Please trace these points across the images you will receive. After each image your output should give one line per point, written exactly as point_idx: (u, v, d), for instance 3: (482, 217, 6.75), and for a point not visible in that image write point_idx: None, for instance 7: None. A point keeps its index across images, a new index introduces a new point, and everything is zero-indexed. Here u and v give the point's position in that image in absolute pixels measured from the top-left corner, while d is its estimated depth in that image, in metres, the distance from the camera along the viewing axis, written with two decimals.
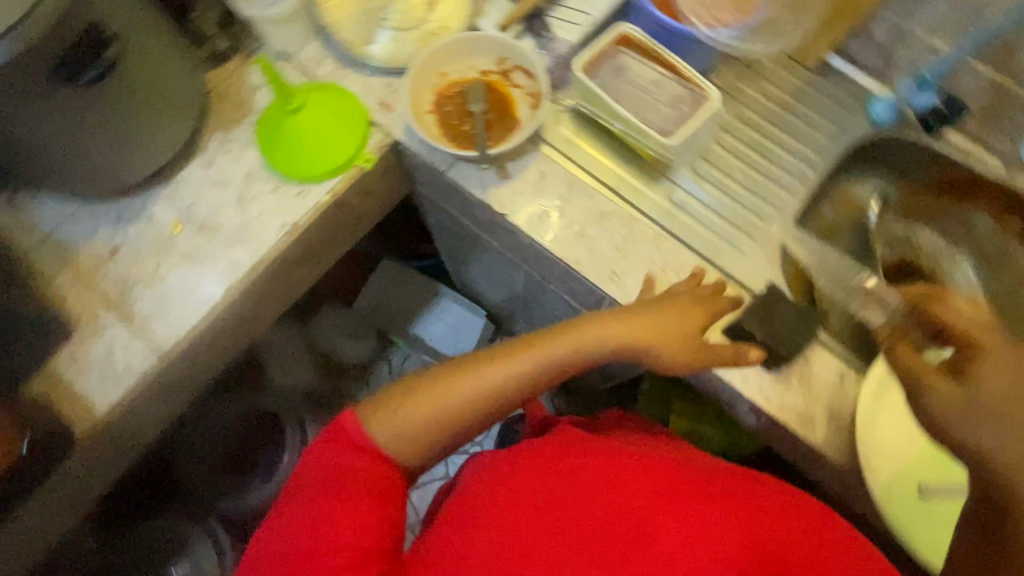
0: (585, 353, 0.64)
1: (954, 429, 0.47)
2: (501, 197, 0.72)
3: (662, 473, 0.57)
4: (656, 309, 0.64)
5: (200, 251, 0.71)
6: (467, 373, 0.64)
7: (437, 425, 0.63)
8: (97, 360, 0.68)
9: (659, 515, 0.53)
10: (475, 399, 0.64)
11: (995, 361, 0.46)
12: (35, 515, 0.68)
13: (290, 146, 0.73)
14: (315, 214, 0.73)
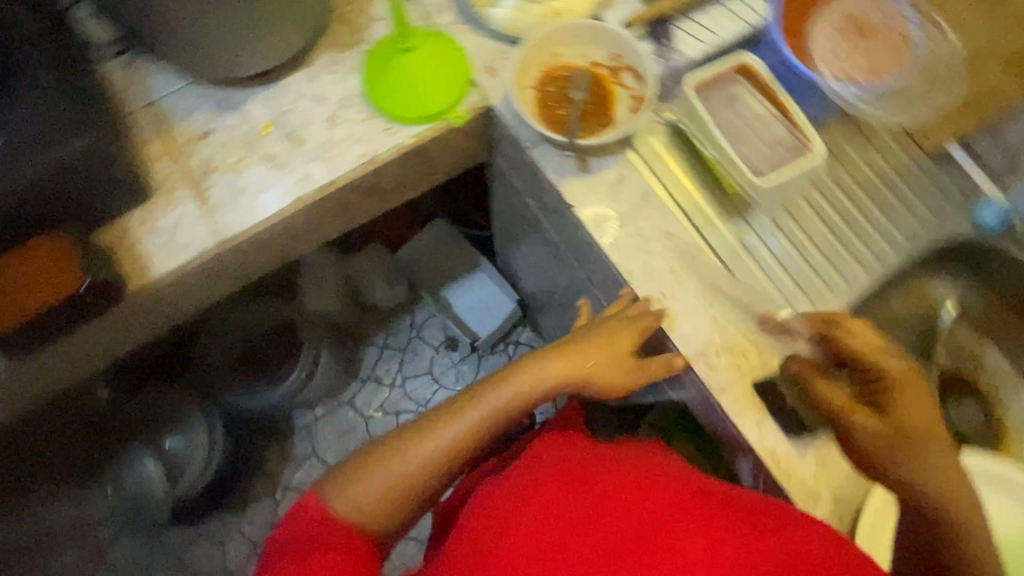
0: (535, 391, 0.68)
1: (881, 452, 0.59)
2: (574, 189, 0.71)
3: (678, 490, 0.56)
4: (585, 341, 0.70)
5: (281, 157, 0.74)
6: (431, 430, 0.67)
7: (419, 475, 0.65)
8: (164, 228, 0.72)
9: (681, 531, 0.52)
10: (446, 443, 0.66)
11: (902, 389, 0.58)
12: (71, 349, 0.74)
13: (390, 82, 0.75)
14: (394, 153, 0.74)
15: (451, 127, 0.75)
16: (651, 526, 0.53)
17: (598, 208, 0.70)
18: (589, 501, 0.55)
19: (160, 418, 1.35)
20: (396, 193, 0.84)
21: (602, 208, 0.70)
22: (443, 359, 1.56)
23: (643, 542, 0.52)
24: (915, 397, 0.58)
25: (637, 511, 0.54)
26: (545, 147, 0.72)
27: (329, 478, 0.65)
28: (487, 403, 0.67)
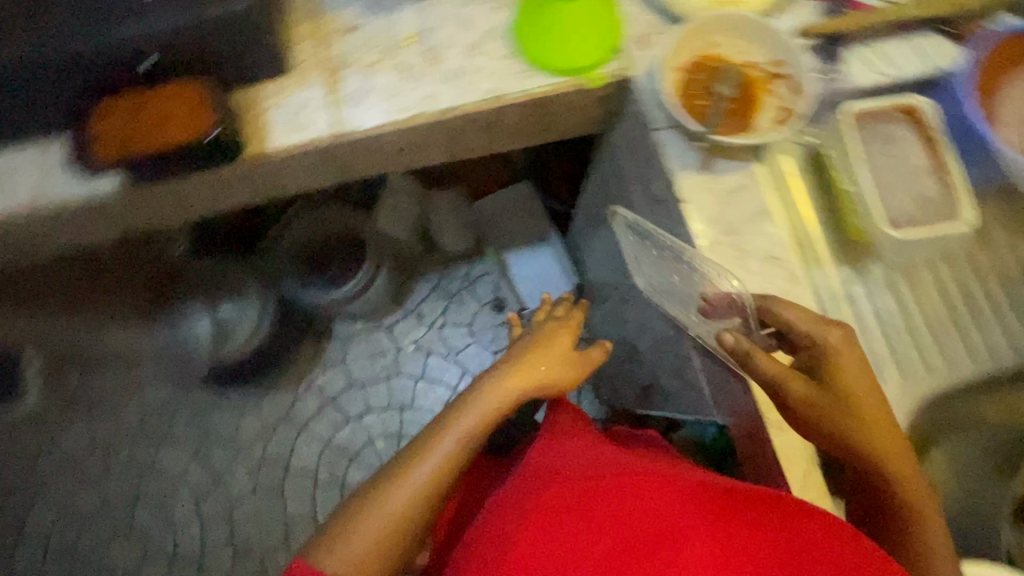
0: (505, 403, 0.70)
1: (821, 422, 0.59)
2: (690, 183, 0.68)
3: (669, 482, 0.57)
4: (532, 355, 0.76)
5: (413, 69, 0.73)
6: (420, 461, 0.64)
7: (421, 504, 0.62)
8: (289, 106, 0.73)
9: (679, 519, 0.52)
10: (438, 465, 0.64)
11: (840, 359, 0.59)
12: (175, 193, 0.78)
13: (541, 24, 0.71)
14: (525, 98, 0.73)
15: (585, 88, 0.73)
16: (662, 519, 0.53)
17: (710, 212, 0.67)
18: (600, 497, 0.56)
19: (225, 287, 1.48)
20: (510, 138, 0.83)
21: (713, 213, 0.67)
22: (486, 316, 1.63)
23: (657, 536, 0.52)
24: (841, 358, 0.59)
25: (646, 502, 0.55)
26: (673, 136, 0.70)
27: (312, 543, 0.61)
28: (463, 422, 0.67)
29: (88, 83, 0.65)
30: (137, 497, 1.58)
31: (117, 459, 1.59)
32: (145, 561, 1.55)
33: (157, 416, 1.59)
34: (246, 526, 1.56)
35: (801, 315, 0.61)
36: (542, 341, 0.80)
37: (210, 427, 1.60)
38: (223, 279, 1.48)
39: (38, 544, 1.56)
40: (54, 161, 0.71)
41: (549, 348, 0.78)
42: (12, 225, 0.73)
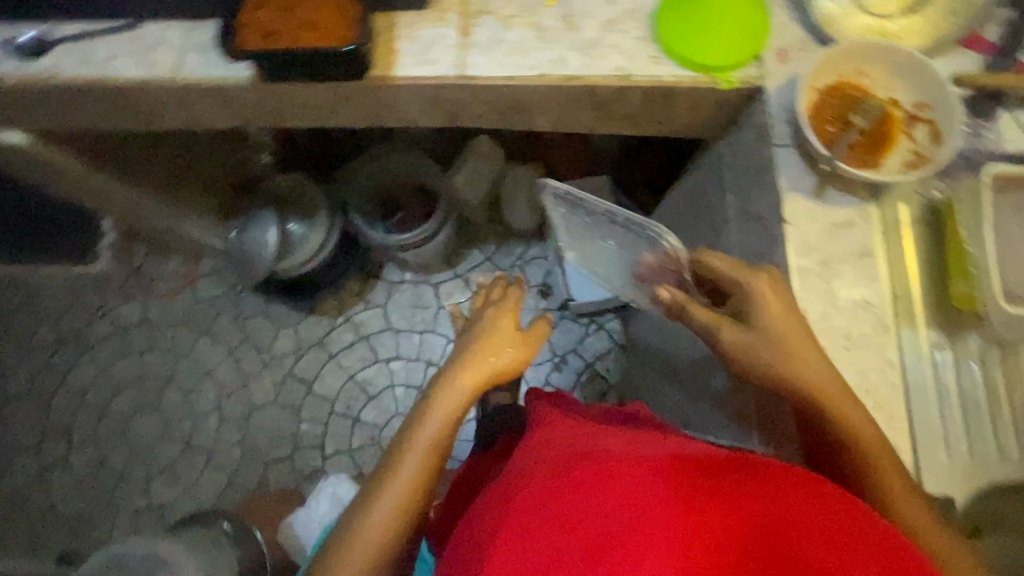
0: (459, 401, 0.75)
1: (751, 361, 0.63)
2: (798, 207, 0.66)
3: (639, 463, 0.50)
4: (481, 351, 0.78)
5: (549, 31, 0.73)
6: (397, 477, 0.72)
7: (411, 504, 0.72)
8: (420, 38, 0.74)
9: (651, 510, 0.45)
10: (416, 475, 0.72)
11: (768, 303, 0.62)
12: (290, 101, 0.80)
13: (689, 20, 0.70)
14: (651, 84, 0.71)
15: (713, 88, 0.71)
16: (621, 514, 0.45)
17: (810, 239, 0.65)
18: (555, 491, 0.48)
19: (290, 204, 1.45)
20: (618, 123, 0.82)
21: (812, 241, 0.65)
22: (530, 299, 1.67)
23: (624, 535, 0.44)
24: (762, 300, 0.62)
25: (602, 491, 0.47)
26: (790, 154, 0.68)
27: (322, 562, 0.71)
28: (423, 429, 0.73)
29: None
30: (169, 379, 1.68)
31: (162, 339, 1.71)
32: (161, 439, 1.64)
33: (213, 307, 1.71)
34: (258, 433, 1.63)
35: (727, 263, 0.65)
36: (478, 331, 0.80)
37: (251, 332, 1.69)
38: (289, 195, 1.45)
39: (74, 396, 1.68)
40: (200, 39, 0.75)
41: (488, 335, 0.79)
42: (146, 92, 0.77)
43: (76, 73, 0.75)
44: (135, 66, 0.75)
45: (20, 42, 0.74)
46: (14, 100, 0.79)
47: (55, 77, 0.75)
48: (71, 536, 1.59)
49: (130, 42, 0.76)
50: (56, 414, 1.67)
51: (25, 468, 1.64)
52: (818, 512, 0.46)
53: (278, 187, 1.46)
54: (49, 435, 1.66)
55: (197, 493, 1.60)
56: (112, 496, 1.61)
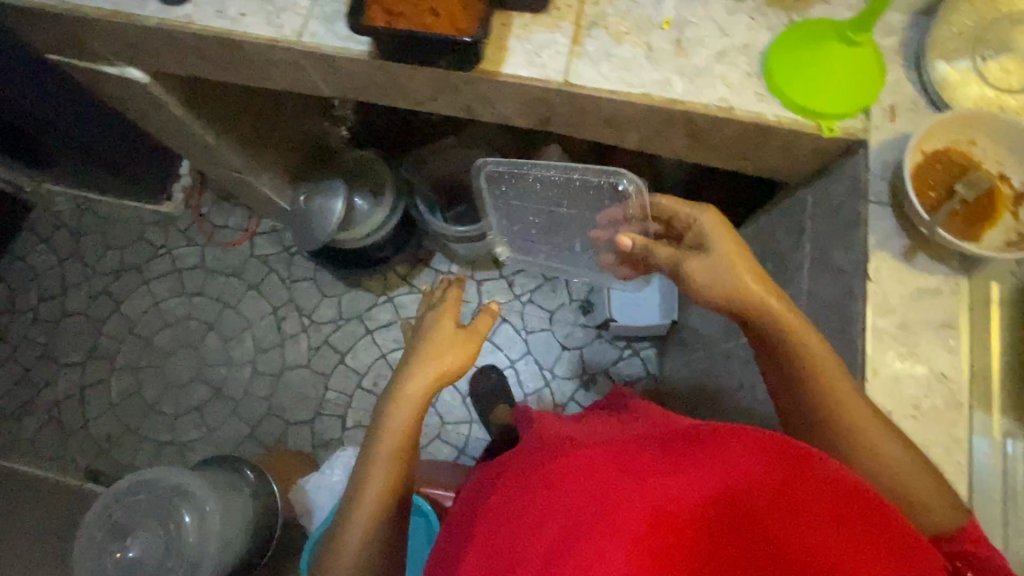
0: (413, 405, 0.78)
1: (711, 294, 0.64)
2: (884, 266, 0.65)
3: (599, 450, 0.56)
4: (428, 351, 0.81)
5: (658, 53, 0.75)
6: (373, 480, 0.78)
7: (392, 501, 0.78)
8: (532, 41, 0.76)
9: (609, 486, 0.51)
10: (387, 478, 0.78)
11: (716, 230, 0.65)
12: (393, 83, 0.82)
13: (800, 62, 0.69)
14: (752, 120, 0.71)
15: (816, 134, 0.70)
16: (591, 516, 0.50)
17: (893, 300, 0.64)
18: (533, 485, 0.55)
19: (361, 176, 1.49)
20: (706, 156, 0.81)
21: (894, 303, 0.64)
22: (569, 312, 1.68)
23: (600, 536, 0.48)
24: (708, 230, 0.65)
25: (566, 481, 0.53)
26: (884, 213, 0.67)
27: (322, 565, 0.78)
28: (383, 439, 0.77)
29: None
30: (213, 325, 1.74)
31: (214, 285, 1.78)
32: (195, 380, 1.70)
33: (267, 264, 1.78)
34: (285, 392, 1.68)
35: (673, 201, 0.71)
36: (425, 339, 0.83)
37: (296, 294, 1.75)
38: (361, 168, 1.50)
39: (124, 323, 1.76)
40: (326, 9, 0.80)
41: (436, 342, 0.82)
42: (266, 51, 0.81)
43: (210, 25, 0.80)
44: (263, 25, 0.80)
45: None
46: (148, 40, 0.85)
47: (191, 26, 0.80)
48: (96, 455, 1.66)
49: (262, 3, 0.81)
50: (105, 338, 1.75)
51: (68, 382, 1.72)
52: (769, 473, 0.52)
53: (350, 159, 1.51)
54: (95, 356, 1.74)
55: (218, 438, 1.65)
56: (140, 426, 1.68)
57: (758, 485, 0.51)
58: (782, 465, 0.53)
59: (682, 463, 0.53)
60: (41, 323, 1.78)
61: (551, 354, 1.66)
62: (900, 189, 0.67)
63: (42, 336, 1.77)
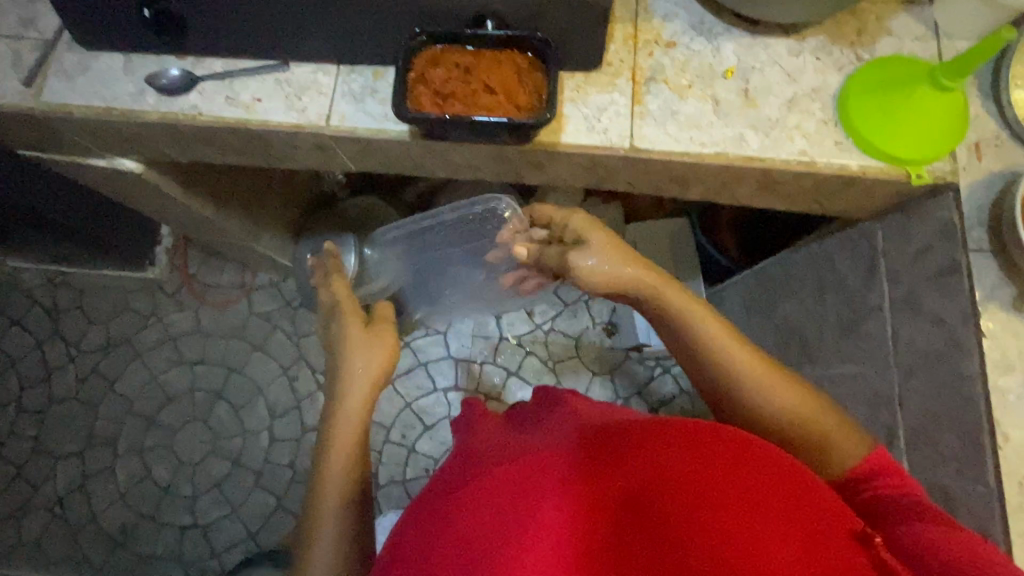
0: (353, 404, 0.81)
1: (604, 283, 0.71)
2: (994, 320, 0.64)
3: (537, 457, 0.52)
4: (352, 358, 0.85)
5: (726, 105, 0.69)
6: (330, 493, 0.74)
7: (352, 509, 0.74)
8: (590, 105, 0.70)
9: (543, 493, 0.48)
10: (343, 485, 0.75)
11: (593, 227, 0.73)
12: (434, 159, 0.75)
13: (881, 109, 0.66)
14: (835, 172, 0.67)
15: (905, 181, 0.67)
16: (520, 516, 0.47)
17: (1010, 355, 0.63)
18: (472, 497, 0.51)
19: (369, 226, 1.41)
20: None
21: (1008, 358, 0.63)
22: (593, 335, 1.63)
23: (517, 538, 0.46)
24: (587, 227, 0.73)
25: (500, 490, 0.50)
26: (986, 261, 0.65)
27: None
28: (337, 432, 0.78)
29: (433, 32, 0.64)
30: (221, 393, 1.63)
31: (215, 350, 1.66)
32: (209, 455, 1.59)
33: (268, 319, 1.68)
34: (310, 455, 1.59)
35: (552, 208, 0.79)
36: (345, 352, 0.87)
37: (306, 350, 1.65)
38: (367, 217, 1.42)
39: (121, 403, 1.63)
40: (353, 85, 0.72)
41: (353, 352, 0.86)
42: (289, 138, 0.73)
43: (222, 114, 0.71)
44: (283, 110, 0.71)
45: (166, 80, 0.71)
46: (149, 135, 0.75)
47: (199, 118, 0.71)
48: (113, 550, 1.54)
49: (279, 84, 0.72)
50: (103, 422, 1.62)
51: (68, 475, 1.58)
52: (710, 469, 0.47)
53: (354, 207, 1.43)
54: (94, 443, 1.60)
55: (244, 514, 1.55)
56: (156, 512, 1.56)
57: (697, 476, 0.46)
58: (723, 450, 0.49)
59: (618, 462, 0.49)
60: (27, 415, 1.63)
61: (581, 382, 1.61)
62: (1001, 234, 0.65)
63: (31, 428, 1.62)
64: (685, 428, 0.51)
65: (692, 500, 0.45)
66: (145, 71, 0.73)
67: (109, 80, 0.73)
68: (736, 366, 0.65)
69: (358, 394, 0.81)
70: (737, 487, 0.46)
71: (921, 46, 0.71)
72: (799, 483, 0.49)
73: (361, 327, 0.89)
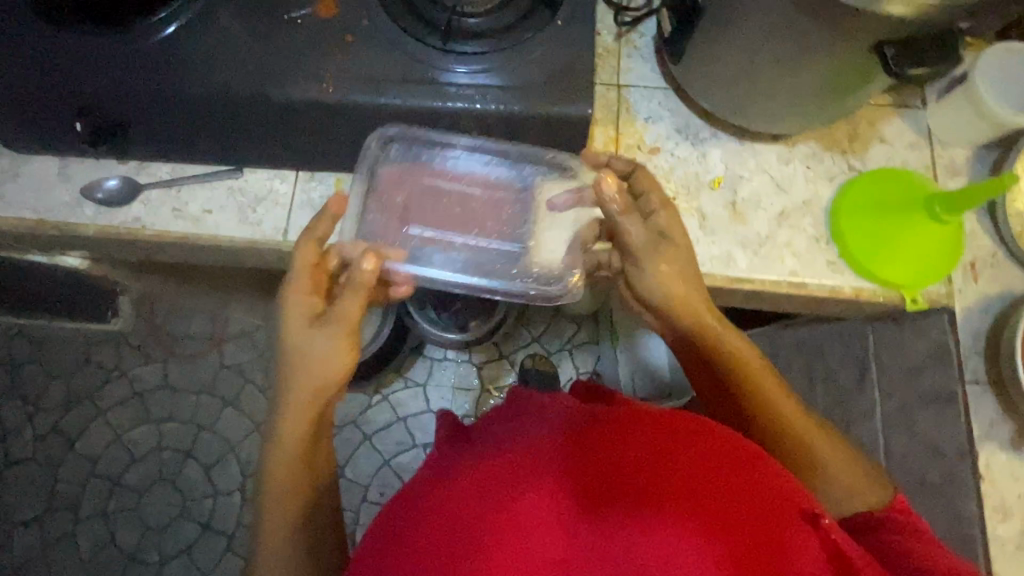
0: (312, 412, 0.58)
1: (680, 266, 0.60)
2: (990, 457, 0.62)
3: (536, 424, 0.45)
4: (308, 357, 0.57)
5: (713, 221, 0.65)
6: (274, 524, 0.59)
7: (305, 543, 0.59)
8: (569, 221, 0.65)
9: (535, 459, 0.41)
10: (292, 515, 0.59)
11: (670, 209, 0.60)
12: None
13: (874, 231, 0.63)
14: (826, 293, 0.64)
15: (901, 306, 0.63)
16: (512, 475, 0.40)
17: (1007, 497, 0.61)
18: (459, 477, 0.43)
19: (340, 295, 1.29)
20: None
21: (1001, 497, 0.61)
22: None
23: (508, 496, 0.39)
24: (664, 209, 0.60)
25: (490, 465, 0.42)
26: (982, 394, 0.63)
27: None
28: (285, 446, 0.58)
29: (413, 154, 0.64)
30: (189, 451, 1.56)
31: (184, 405, 1.58)
32: (178, 517, 1.52)
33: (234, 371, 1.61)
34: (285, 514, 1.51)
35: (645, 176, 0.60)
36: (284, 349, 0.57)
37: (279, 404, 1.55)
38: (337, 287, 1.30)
39: (83, 464, 1.54)
40: (313, 194, 0.67)
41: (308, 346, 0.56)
42: (242, 252, 0.67)
43: (167, 229, 0.65)
44: (235, 224, 0.66)
45: (103, 192, 0.65)
46: (94, 246, 0.69)
47: (142, 233, 0.65)
48: None
49: (231, 193, 0.66)
50: (65, 484, 1.53)
51: (26, 545, 1.49)
52: (703, 450, 0.42)
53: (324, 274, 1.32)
54: (54, 507, 1.52)
55: None
56: None
57: (692, 456, 0.41)
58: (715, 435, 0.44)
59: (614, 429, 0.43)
60: None
61: None
62: (997, 365, 0.63)
63: None
64: (643, 417, 0.44)
65: (677, 465, 0.40)
66: (82, 178, 0.66)
67: (43, 188, 0.66)
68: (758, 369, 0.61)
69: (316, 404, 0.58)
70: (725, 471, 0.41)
71: (916, 152, 0.67)
72: (756, 463, 0.43)
73: (310, 314, 0.57)
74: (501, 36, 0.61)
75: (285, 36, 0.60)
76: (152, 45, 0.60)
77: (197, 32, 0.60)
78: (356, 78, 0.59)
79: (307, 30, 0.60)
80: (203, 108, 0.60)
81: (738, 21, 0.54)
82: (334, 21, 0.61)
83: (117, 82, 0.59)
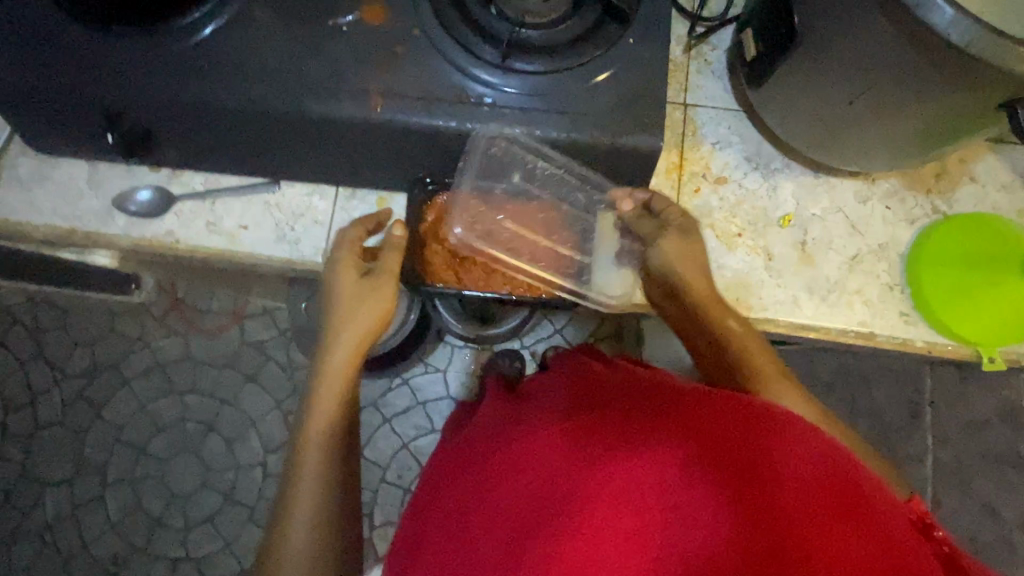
0: (349, 360, 0.54)
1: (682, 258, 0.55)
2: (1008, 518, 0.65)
3: (555, 401, 0.43)
4: (340, 310, 0.55)
5: (780, 261, 0.61)
6: (317, 427, 0.52)
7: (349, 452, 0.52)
8: (623, 254, 0.62)
9: (542, 425, 0.39)
10: (329, 447, 0.51)
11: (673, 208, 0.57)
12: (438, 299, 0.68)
13: (953, 283, 0.58)
14: (895, 346, 0.60)
15: (974, 363, 0.60)
16: (518, 439, 0.39)
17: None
18: (480, 450, 0.42)
19: None
20: None
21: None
22: None
23: (511, 457, 0.38)
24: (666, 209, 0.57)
25: (506, 435, 0.41)
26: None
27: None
28: (325, 380, 0.53)
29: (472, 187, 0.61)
30: (213, 424, 1.08)
31: None
32: None
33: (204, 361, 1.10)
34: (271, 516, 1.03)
35: (779, 119, 0.58)
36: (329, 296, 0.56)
37: None
38: None
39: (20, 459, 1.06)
40: (353, 213, 0.64)
41: (343, 301, 0.55)
42: (278, 267, 0.66)
43: (203, 244, 0.63)
44: (271, 242, 0.63)
45: (135, 205, 0.63)
46: (127, 255, 0.66)
47: (176, 246, 0.63)
48: None
49: (268, 209, 0.64)
50: None
51: None
52: (718, 416, 0.35)
53: None
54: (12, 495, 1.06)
55: None
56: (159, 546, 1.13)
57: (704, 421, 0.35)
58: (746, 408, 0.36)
59: (630, 406, 0.38)
60: None
61: None
62: None
63: None
64: (662, 393, 0.39)
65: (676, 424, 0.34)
66: (112, 187, 0.63)
67: (71, 194, 0.63)
68: (747, 349, 0.51)
69: (349, 356, 0.54)
70: (743, 435, 0.33)
71: (1007, 196, 0.62)
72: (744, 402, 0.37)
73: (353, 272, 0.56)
74: (563, 53, 0.54)
75: (332, 46, 0.55)
76: (187, 49, 0.55)
77: (240, 36, 0.55)
78: (409, 96, 0.54)
79: (358, 39, 0.55)
80: (245, 123, 0.56)
81: (847, 60, 0.48)
82: (383, 30, 0.55)
83: (150, 90, 0.54)
